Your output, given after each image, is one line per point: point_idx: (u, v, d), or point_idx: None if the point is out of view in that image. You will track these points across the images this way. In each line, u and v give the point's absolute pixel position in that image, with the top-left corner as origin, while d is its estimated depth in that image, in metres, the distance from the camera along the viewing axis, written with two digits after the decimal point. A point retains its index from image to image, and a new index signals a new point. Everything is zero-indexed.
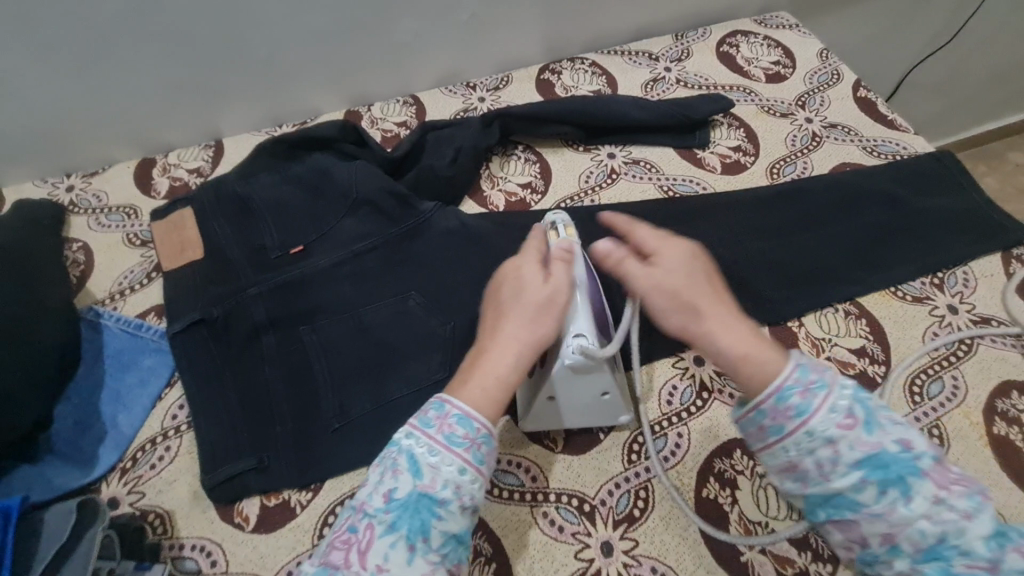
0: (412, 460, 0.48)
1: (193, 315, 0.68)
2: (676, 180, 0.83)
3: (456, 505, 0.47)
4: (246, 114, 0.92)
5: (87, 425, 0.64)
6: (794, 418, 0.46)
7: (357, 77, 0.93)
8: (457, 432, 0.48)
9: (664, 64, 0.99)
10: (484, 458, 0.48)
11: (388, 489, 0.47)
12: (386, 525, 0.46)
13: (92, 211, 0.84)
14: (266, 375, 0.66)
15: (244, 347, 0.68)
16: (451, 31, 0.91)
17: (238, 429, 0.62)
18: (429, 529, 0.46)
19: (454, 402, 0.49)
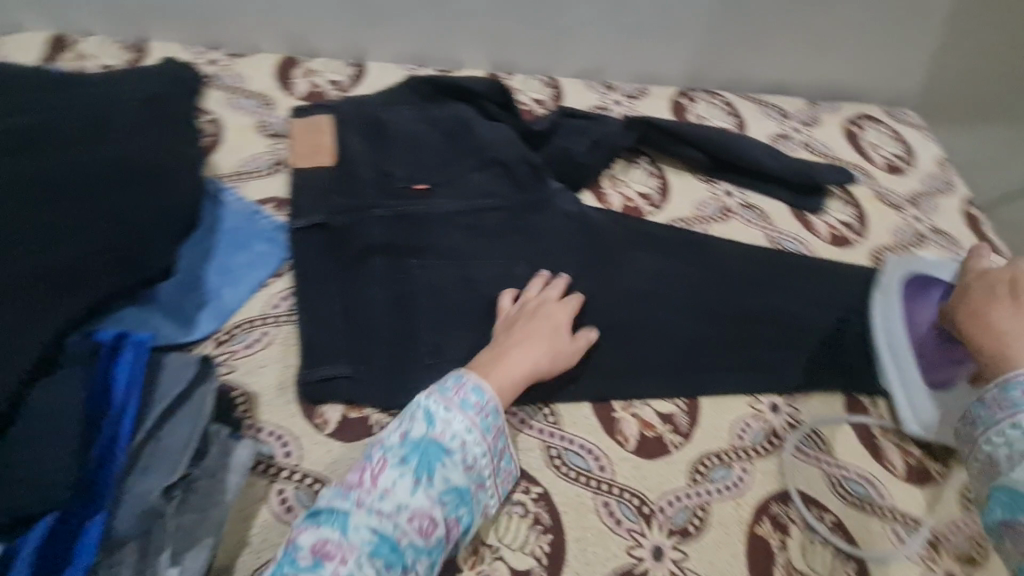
0: (427, 413, 0.54)
1: (317, 218, 0.71)
2: (785, 235, 0.86)
3: (460, 458, 0.53)
4: (395, 45, 0.94)
5: (191, 287, 0.66)
6: (1007, 410, 0.52)
7: (509, 45, 0.95)
8: (469, 399, 0.55)
9: (793, 124, 1.01)
10: (490, 425, 0.55)
11: (405, 429, 0.53)
12: (399, 458, 0.52)
13: (230, 90, 0.85)
14: (372, 295, 0.67)
15: (357, 262, 0.69)
16: (612, 31, 0.93)
17: (338, 336, 0.64)
18: (434, 470, 0.52)
19: (470, 377, 0.57)
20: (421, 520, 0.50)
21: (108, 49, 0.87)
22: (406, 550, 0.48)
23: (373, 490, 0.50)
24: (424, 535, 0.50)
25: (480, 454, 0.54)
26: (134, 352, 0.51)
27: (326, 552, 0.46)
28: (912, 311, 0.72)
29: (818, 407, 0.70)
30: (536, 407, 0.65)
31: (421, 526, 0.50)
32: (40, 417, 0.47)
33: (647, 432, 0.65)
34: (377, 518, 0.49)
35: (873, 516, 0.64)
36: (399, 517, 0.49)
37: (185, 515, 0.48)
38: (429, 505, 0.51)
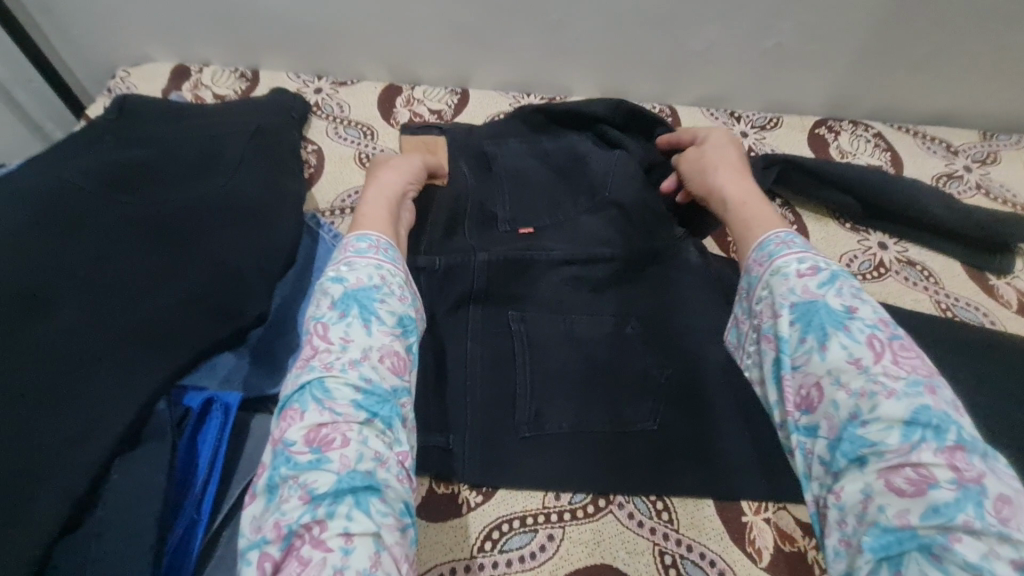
0: (339, 273, 0.48)
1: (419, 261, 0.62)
2: (958, 300, 0.70)
3: (388, 291, 0.48)
4: (500, 72, 0.88)
5: (284, 332, 0.63)
6: (766, 264, 0.48)
7: (623, 70, 0.86)
8: (362, 245, 0.51)
9: (963, 161, 0.84)
10: (394, 258, 0.51)
11: (329, 288, 0.47)
12: (337, 315, 0.46)
13: (333, 120, 0.84)
14: (466, 350, 0.60)
15: (454, 315, 0.61)
16: (743, 54, 0.82)
17: (428, 396, 0.57)
18: (374, 308, 0.46)
19: (368, 230, 0.53)
20: (389, 359, 0.45)
21: (223, 78, 0.89)
22: (392, 398, 0.44)
23: (331, 347, 0.44)
24: (396, 373, 0.45)
25: (402, 284, 0.50)
26: (215, 428, 0.52)
27: (322, 441, 0.40)
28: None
29: None
30: (647, 500, 0.55)
31: (392, 365, 0.45)
32: (114, 498, 0.45)
33: (785, 546, 0.53)
34: (353, 375, 0.43)
35: None
36: (365, 366, 0.43)
37: None
38: (391, 343, 0.46)
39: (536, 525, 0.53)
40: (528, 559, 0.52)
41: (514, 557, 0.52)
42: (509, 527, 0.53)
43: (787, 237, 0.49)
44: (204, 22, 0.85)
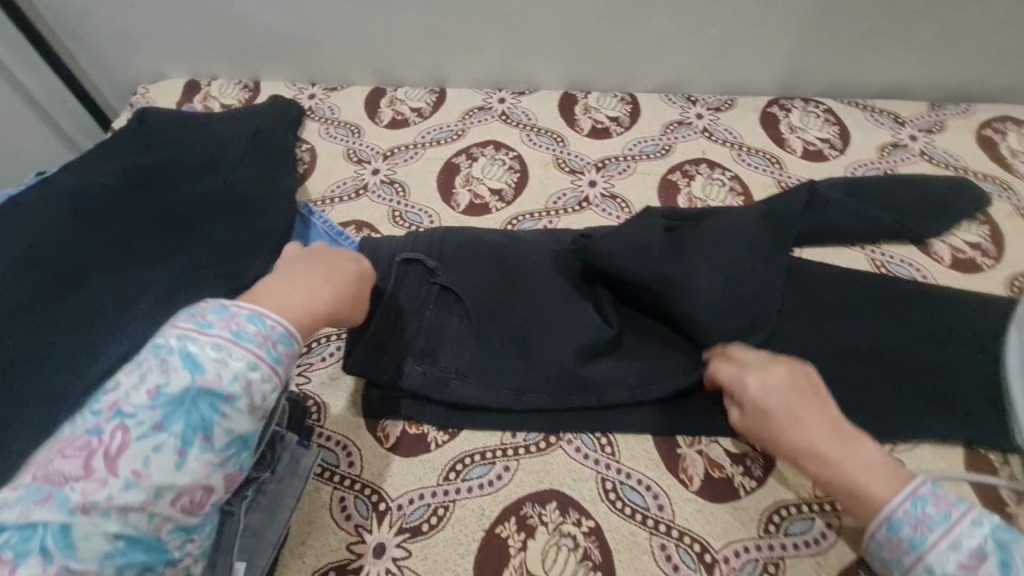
0: (186, 359, 0.41)
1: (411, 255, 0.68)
2: (892, 258, 0.75)
3: (244, 404, 0.42)
4: (474, 71, 0.97)
5: None
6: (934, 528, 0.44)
7: (585, 63, 0.94)
8: (247, 329, 0.44)
9: (910, 131, 0.89)
10: (279, 356, 0.44)
11: (154, 384, 0.41)
12: (153, 424, 0.40)
13: (325, 121, 0.94)
14: (433, 319, 0.65)
15: (440, 292, 0.66)
16: (693, 42, 0.89)
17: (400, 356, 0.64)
18: (211, 426, 0.40)
19: (243, 306, 0.45)
20: (187, 496, 0.40)
21: (229, 90, 1.00)
22: (161, 540, 0.39)
23: (112, 477, 0.38)
24: (190, 511, 0.40)
25: (272, 392, 0.43)
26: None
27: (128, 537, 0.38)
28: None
29: None
30: (593, 437, 0.63)
31: (188, 503, 0.40)
32: None
33: (714, 473, 0.60)
34: (116, 523, 0.37)
35: None
36: (160, 504, 0.39)
37: (254, 514, 0.52)
38: (206, 475, 0.41)
39: (495, 457, 0.62)
40: (486, 486, 0.60)
41: (474, 484, 0.60)
42: (471, 460, 0.62)
43: (927, 493, 0.46)
44: (210, 40, 0.97)
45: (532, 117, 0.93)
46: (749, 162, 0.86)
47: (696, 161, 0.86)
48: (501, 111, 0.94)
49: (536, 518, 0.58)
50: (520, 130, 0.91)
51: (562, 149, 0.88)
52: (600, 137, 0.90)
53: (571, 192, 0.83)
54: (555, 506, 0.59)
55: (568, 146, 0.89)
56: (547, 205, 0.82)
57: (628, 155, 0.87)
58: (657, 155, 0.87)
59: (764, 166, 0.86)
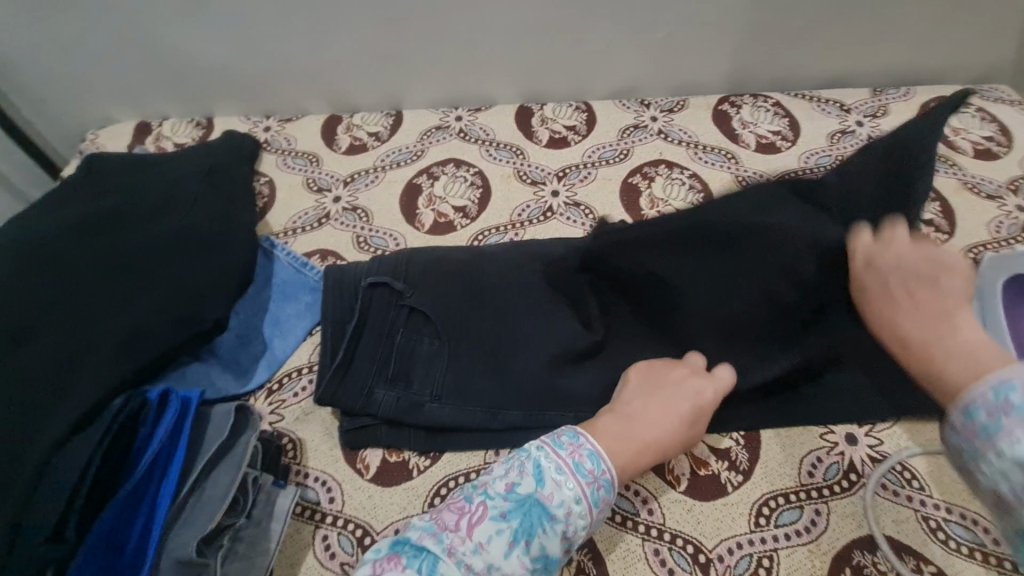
0: (538, 470, 0.51)
1: (377, 277, 0.66)
2: None
3: (561, 527, 0.49)
4: (429, 91, 0.97)
5: (246, 340, 0.70)
6: (1014, 416, 0.40)
7: (538, 75, 0.95)
8: (585, 464, 0.52)
9: (856, 118, 0.92)
10: (599, 499, 0.51)
11: (512, 480, 0.51)
12: (501, 512, 0.49)
13: (281, 152, 0.93)
14: (402, 342, 0.65)
15: (409, 313, 0.66)
16: (641, 47, 0.91)
17: (371, 384, 0.63)
18: (535, 534, 0.48)
19: (589, 439, 0.54)
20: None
21: (181, 128, 0.99)
22: None
23: (467, 544, 0.47)
24: None
25: (582, 527, 0.50)
26: (172, 412, 0.50)
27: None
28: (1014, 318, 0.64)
29: (907, 435, 0.61)
30: None
31: None
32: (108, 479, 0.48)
33: (700, 471, 0.60)
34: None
35: (992, 568, 0.53)
36: None
37: (232, 562, 0.50)
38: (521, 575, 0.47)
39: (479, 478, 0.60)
40: None
41: None
42: (455, 483, 0.60)
43: (1000, 392, 0.41)
44: (158, 80, 0.95)
45: (490, 133, 0.93)
46: (707, 160, 0.88)
47: (655, 163, 0.87)
48: (458, 129, 0.94)
49: None
50: (480, 147, 0.91)
51: (522, 161, 0.89)
52: (558, 147, 0.91)
53: (535, 203, 0.84)
54: None
55: (528, 158, 0.89)
56: (512, 217, 0.82)
57: (588, 162, 0.88)
58: (616, 160, 0.88)
59: (721, 163, 0.87)
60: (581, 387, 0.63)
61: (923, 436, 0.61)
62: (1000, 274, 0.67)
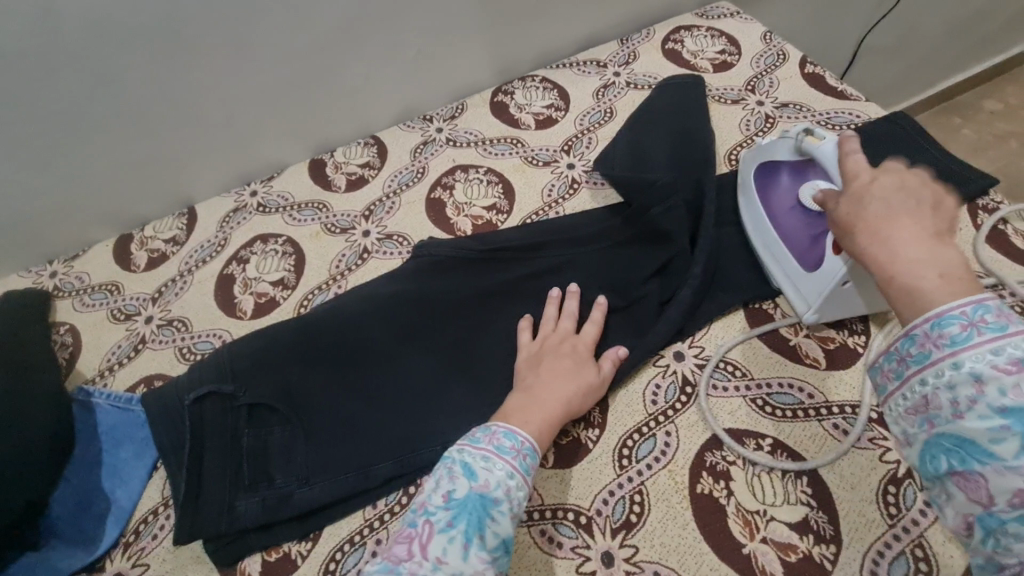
0: (466, 466, 0.53)
1: (202, 389, 0.64)
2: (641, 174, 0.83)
3: (506, 507, 0.51)
4: (215, 177, 0.94)
5: (86, 505, 0.65)
6: (946, 347, 0.41)
7: (317, 127, 0.95)
8: (505, 444, 0.55)
9: (613, 70, 1.01)
10: (529, 466, 0.54)
11: (447, 489, 0.51)
12: (447, 521, 0.49)
13: (76, 293, 0.87)
14: (249, 440, 0.63)
15: (249, 412, 0.64)
16: (400, 69, 0.94)
17: (230, 495, 0.60)
18: (485, 526, 0.49)
19: (499, 424, 0.57)
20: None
21: None
22: None
23: (425, 562, 0.47)
24: None
25: (523, 499, 0.52)
26: None
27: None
28: (769, 196, 0.71)
29: (721, 334, 0.69)
30: None
31: None
32: None
33: (562, 440, 0.64)
34: None
35: (811, 420, 0.61)
36: None
37: None
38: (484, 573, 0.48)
39: (363, 538, 0.60)
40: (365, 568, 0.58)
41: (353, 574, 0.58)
42: (343, 551, 0.59)
43: (976, 310, 0.41)
44: None
45: (288, 197, 0.92)
46: (496, 151, 0.92)
47: (450, 172, 0.91)
48: (257, 204, 0.93)
49: None
50: (283, 214, 0.90)
51: (327, 215, 0.89)
52: (356, 189, 0.92)
53: (349, 250, 0.84)
54: None
55: (331, 209, 0.89)
56: (331, 272, 0.82)
57: (389, 193, 0.90)
58: (414, 181, 0.91)
59: (509, 150, 0.92)
60: (445, 409, 0.65)
61: (734, 330, 0.69)
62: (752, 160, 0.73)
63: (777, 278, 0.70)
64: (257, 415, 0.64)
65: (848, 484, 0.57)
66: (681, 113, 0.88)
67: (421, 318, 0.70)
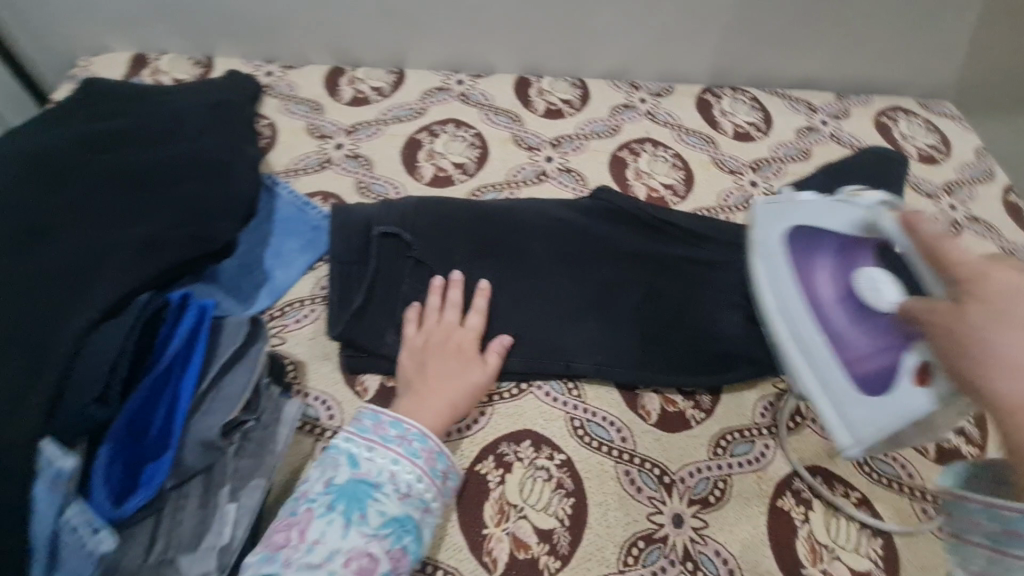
0: (351, 456, 0.54)
1: (388, 227, 0.70)
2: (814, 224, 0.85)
3: (391, 489, 0.53)
4: (432, 53, 1.00)
5: (249, 270, 0.73)
6: None
7: (539, 49, 0.99)
8: (390, 433, 0.56)
9: (821, 117, 1.02)
10: (417, 450, 0.55)
11: (328, 476, 0.53)
12: (325, 505, 0.51)
13: (284, 97, 0.94)
14: (411, 281, 0.70)
15: (414, 265, 0.70)
16: (636, 32, 0.97)
17: (381, 317, 0.67)
18: (366, 506, 0.51)
19: (386, 412, 0.58)
20: (360, 559, 0.48)
21: (180, 65, 0.98)
22: None
23: (302, 543, 0.49)
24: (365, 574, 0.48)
25: (410, 479, 0.54)
26: (193, 314, 0.52)
27: (363, 569, 0.48)
28: (808, 283, 0.65)
29: None
30: (561, 382, 0.68)
31: (358, 567, 0.48)
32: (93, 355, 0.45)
33: (669, 407, 0.67)
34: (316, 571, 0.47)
35: (902, 496, 0.64)
36: (334, 562, 0.48)
37: (242, 460, 0.53)
38: (366, 544, 0.49)
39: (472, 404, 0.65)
40: (464, 429, 0.63)
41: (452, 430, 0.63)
42: None
43: None
44: (158, 13, 0.94)
45: (489, 99, 0.97)
46: (689, 141, 0.95)
47: (641, 140, 0.94)
48: (460, 92, 0.98)
49: (513, 455, 0.62)
50: (480, 110, 0.95)
51: (519, 127, 0.94)
52: (551, 119, 0.96)
53: (530, 166, 0.89)
54: (530, 443, 0.63)
55: (525, 125, 0.94)
56: (509, 177, 0.87)
57: (580, 134, 0.94)
58: (606, 134, 0.94)
59: (701, 145, 0.95)
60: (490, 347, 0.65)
61: None
62: (781, 224, 0.67)
63: (805, 385, 0.62)
64: (422, 265, 0.71)
65: (920, 564, 0.59)
66: (877, 184, 0.89)
67: (584, 250, 0.75)
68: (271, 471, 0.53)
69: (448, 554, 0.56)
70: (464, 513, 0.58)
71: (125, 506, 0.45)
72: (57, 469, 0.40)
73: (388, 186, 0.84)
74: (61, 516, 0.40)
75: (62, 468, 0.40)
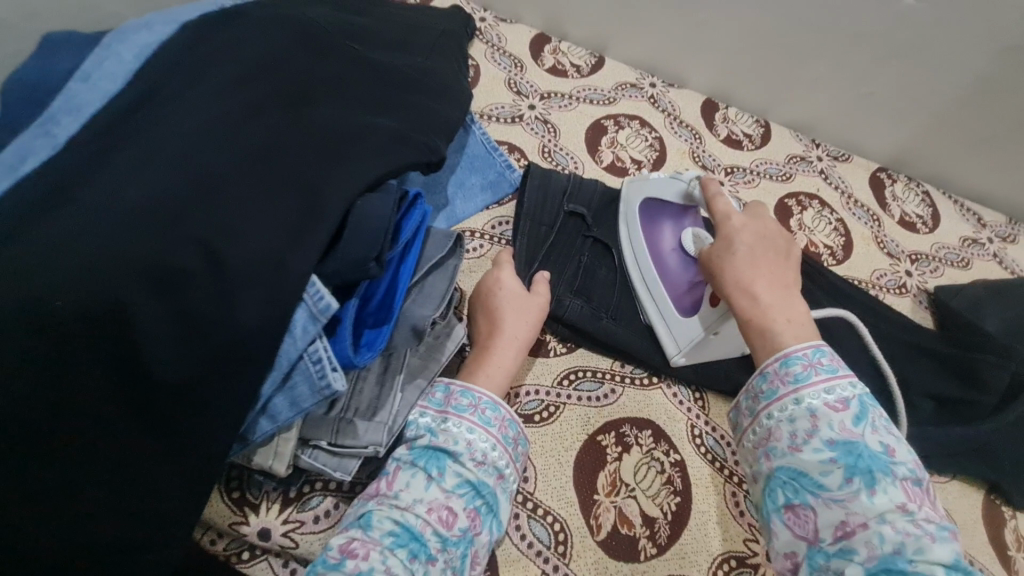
0: (428, 421, 0.54)
1: (577, 208, 0.74)
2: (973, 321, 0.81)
3: (468, 456, 0.52)
4: (636, 48, 1.00)
5: (433, 190, 0.77)
6: (789, 383, 0.52)
7: (739, 80, 0.99)
8: (462, 402, 0.55)
9: (988, 234, 1.01)
10: (490, 418, 0.55)
11: (410, 440, 0.53)
12: (409, 462, 0.51)
13: (491, 45, 0.98)
14: (587, 258, 0.72)
15: (595, 244, 0.74)
16: (842, 95, 0.96)
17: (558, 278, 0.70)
18: (445, 466, 0.51)
19: (456, 383, 0.56)
20: (441, 511, 0.49)
21: None
22: (459, 543, 0.49)
23: (389, 495, 0.50)
24: (446, 526, 0.49)
25: (489, 448, 0.53)
26: (416, 218, 0.54)
27: (444, 521, 0.49)
28: (652, 232, 0.71)
29: (953, 494, 0.72)
30: (690, 391, 0.70)
31: (442, 517, 0.49)
32: (354, 227, 0.49)
33: None
34: (398, 513, 0.48)
35: None
36: (418, 509, 0.48)
37: (414, 357, 0.58)
38: (445, 497, 0.50)
39: (604, 379, 0.68)
40: (594, 400, 0.66)
41: (584, 395, 0.66)
42: (582, 374, 0.68)
43: (814, 354, 0.53)
44: None
45: (676, 109, 1.00)
46: (855, 213, 0.96)
47: (810, 196, 0.95)
48: (650, 94, 1.00)
49: (632, 439, 0.65)
50: (664, 117, 0.98)
51: (698, 145, 0.96)
52: (728, 148, 0.98)
53: None
54: (650, 434, 0.65)
55: (704, 144, 0.96)
56: None
57: (753, 171, 0.96)
58: (779, 178, 0.96)
59: (865, 219, 0.95)
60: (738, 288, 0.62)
61: (967, 501, 0.72)
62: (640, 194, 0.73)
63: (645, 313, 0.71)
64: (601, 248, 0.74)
65: None
66: None
67: None
68: (434, 376, 0.58)
69: (561, 504, 0.59)
70: (580, 473, 0.61)
71: (359, 357, 0.49)
72: (323, 304, 0.45)
73: (569, 158, 0.88)
74: (309, 345, 0.46)
75: (327, 305, 0.46)
